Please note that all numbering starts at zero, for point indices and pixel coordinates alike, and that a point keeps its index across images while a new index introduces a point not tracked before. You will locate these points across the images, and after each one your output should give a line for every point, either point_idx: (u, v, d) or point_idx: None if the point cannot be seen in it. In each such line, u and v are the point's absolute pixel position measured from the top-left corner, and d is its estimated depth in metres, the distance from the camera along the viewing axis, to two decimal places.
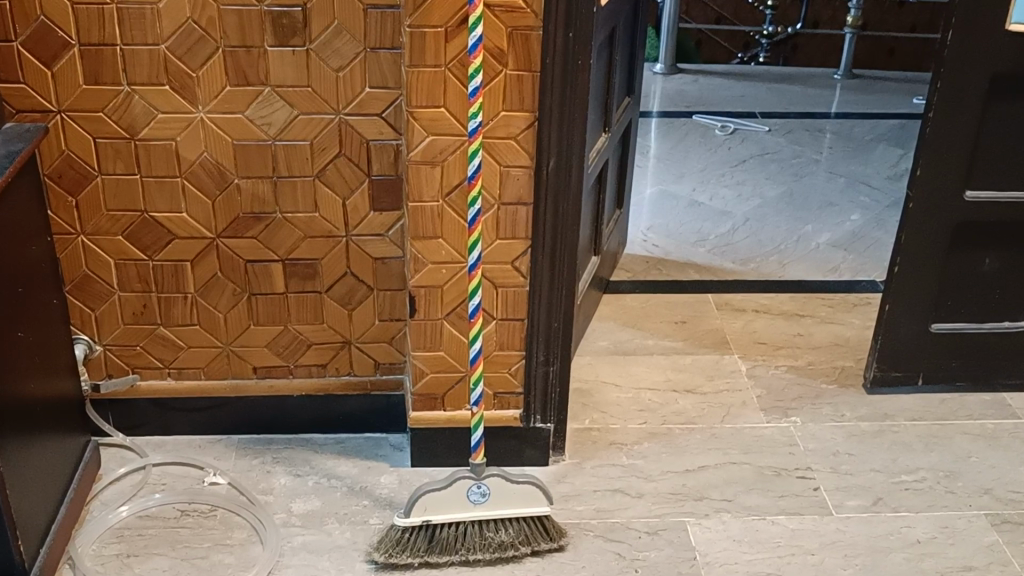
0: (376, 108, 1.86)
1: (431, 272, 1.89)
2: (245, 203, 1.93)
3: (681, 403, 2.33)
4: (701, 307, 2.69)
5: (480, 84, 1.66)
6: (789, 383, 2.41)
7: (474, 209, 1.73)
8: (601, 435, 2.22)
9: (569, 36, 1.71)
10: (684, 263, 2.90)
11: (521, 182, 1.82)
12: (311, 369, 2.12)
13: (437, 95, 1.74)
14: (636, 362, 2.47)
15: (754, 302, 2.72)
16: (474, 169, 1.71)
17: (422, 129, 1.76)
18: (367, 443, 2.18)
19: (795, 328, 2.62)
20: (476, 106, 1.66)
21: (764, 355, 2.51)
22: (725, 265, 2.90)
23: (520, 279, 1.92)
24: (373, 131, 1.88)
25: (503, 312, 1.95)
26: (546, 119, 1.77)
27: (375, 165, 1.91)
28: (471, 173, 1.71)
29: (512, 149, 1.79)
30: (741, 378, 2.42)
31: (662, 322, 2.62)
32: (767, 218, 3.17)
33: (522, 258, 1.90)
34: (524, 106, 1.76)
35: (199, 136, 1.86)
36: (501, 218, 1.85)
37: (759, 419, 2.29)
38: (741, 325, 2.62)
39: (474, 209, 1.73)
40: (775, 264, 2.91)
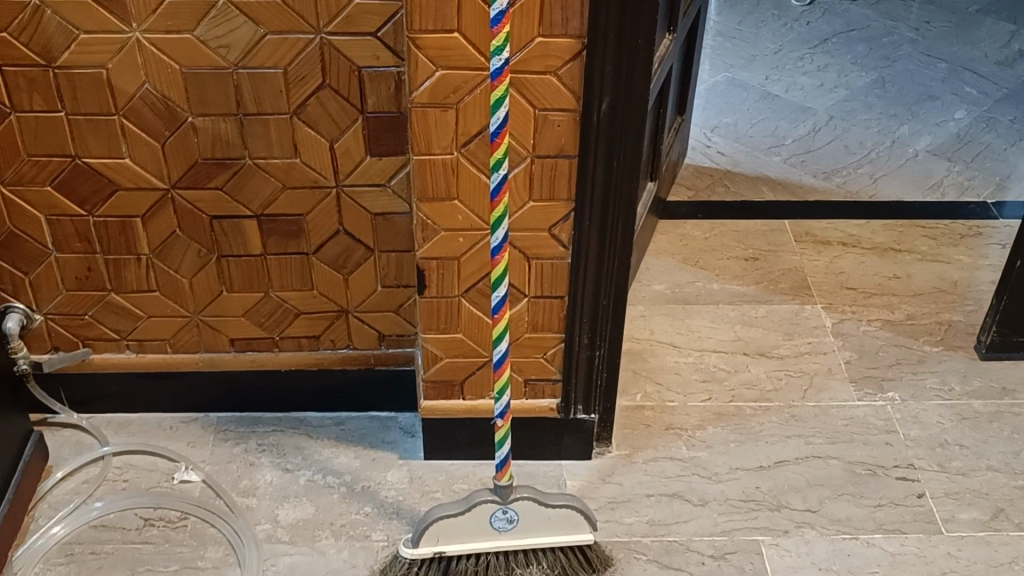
0: (369, 25, 1.39)
1: (444, 241, 1.47)
2: (205, 146, 1.49)
3: (753, 372, 1.92)
4: (777, 238, 2.24)
5: (507, 5, 1.18)
6: (885, 344, 1.98)
7: (498, 175, 1.28)
8: (656, 416, 1.83)
9: None
10: (754, 176, 2.44)
11: (563, 130, 1.37)
12: (301, 341, 1.72)
13: (448, 15, 1.27)
14: (698, 314, 2.05)
15: (840, 231, 2.26)
16: (499, 123, 1.25)
17: (428, 62, 1.30)
18: (372, 424, 1.80)
19: (891, 268, 2.17)
20: (500, 37, 1.19)
21: (853, 307, 2.08)
22: (805, 180, 2.43)
23: (560, 249, 1.49)
24: (367, 55, 1.41)
25: (537, 289, 1.53)
26: (597, 48, 1.30)
27: (370, 99, 1.45)
28: (495, 127, 1.26)
29: (551, 87, 1.33)
30: (827, 338, 2.00)
31: (728, 259, 2.18)
32: (855, 116, 2.67)
33: (562, 224, 1.46)
34: (566, 30, 1.28)
35: (138, 62, 1.41)
36: (535, 174, 1.41)
37: (849, 396, 1.88)
38: (826, 264, 2.18)
39: (499, 176, 1.28)
40: (864, 179, 2.43)
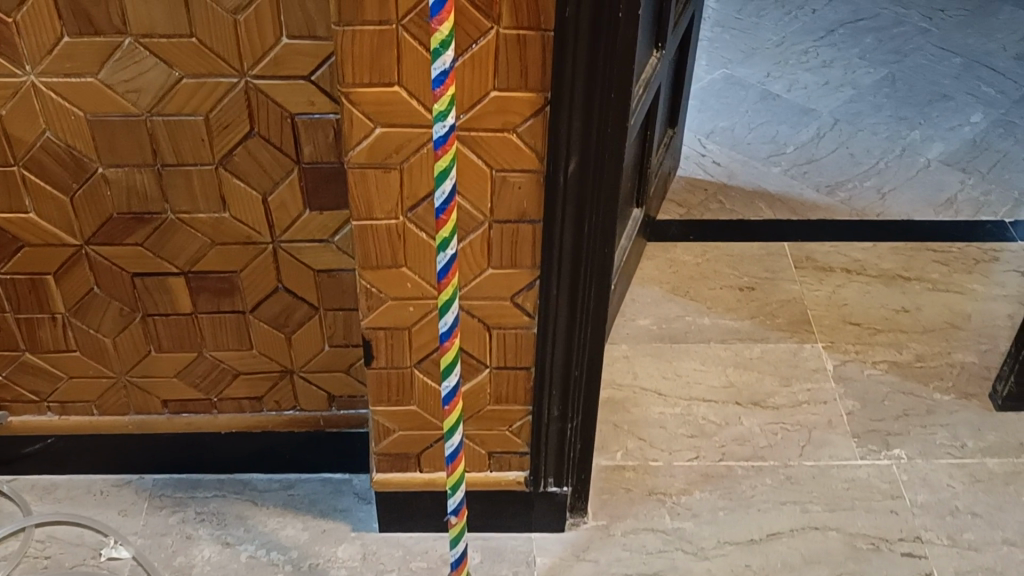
0: (301, 67, 1.19)
1: (391, 310, 1.29)
2: (119, 200, 1.30)
3: (746, 425, 1.75)
4: (775, 264, 2.06)
5: (451, 64, 0.99)
6: (891, 392, 1.81)
7: (445, 255, 1.10)
8: (637, 479, 1.66)
9: None
10: (751, 190, 2.25)
11: (524, 193, 1.18)
12: (242, 403, 1.55)
13: (386, 66, 1.07)
14: (686, 354, 1.87)
15: (844, 256, 2.08)
16: (444, 197, 1.06)
17: (366, 118, 1.11)
18: (323, 488, 1.63)
19: (899, 299, 1.99)
20: (444, 101, 1.01)
21: (857, 345, 1.90)
22: (806, 195, 2.24)
23: (524, 319, 1.31)
24: (301, 101, 1.22)
25: (499, 359, 1.35)
26: (562, 104, 1.11)
27: (307, 148, 1.27)
28: (441, 201, 1.07)
29: (510, 146, 1.14)
30: (828, 383, 1.82)
31: (722, 289, 2.00)
32: (862, 119, 2.47)
33: (526, 292, 1.28)
34: (526, 83, 1.09)
35: (35, 108, 1.22)
36: (493, 239, 1.22)
37: (851, 454, 1.71)
38: (827, 294, 2.00)
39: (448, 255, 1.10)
40: (871, 194, 2.25)
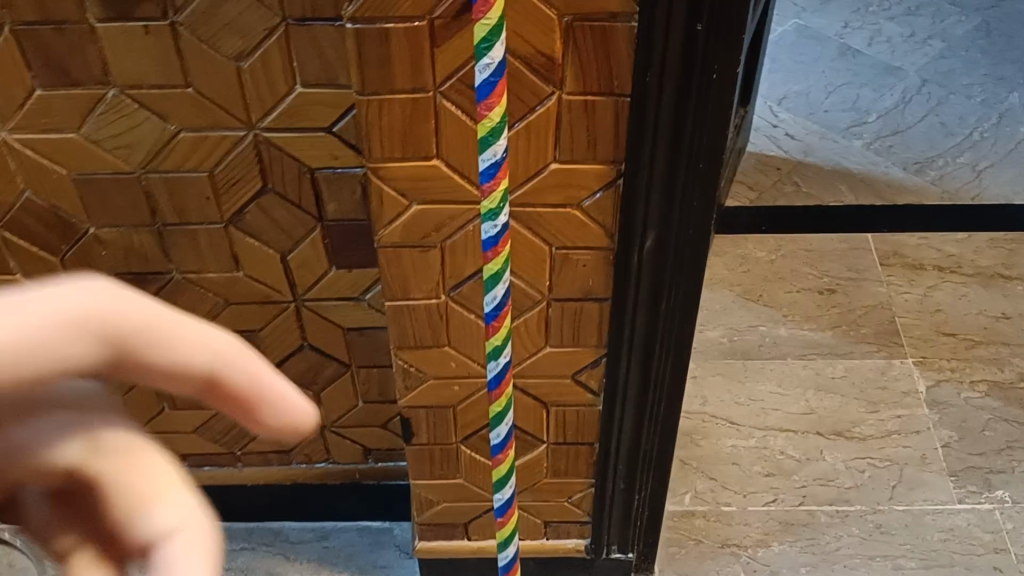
0: (320, 118, 0.99)
1: (434, 389, 1.11)
2: (117, 259, 1.13)
3: (829, 461, 1.57)
4: (858, 261, 1.86)
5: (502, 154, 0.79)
6: (992, 420, 1.61)
7: (498, 364, 0.91)
8: (709, 528, 1.49)
9: (698, 28, 0.79)
10: (829, 170, 2.04)
11: (589, 270, 0.99)
12: (269, 456, 1.39)
13: (422, 138, 0.87)
14: (760, 374, 1.69)
15: (936, 250, 1.87)
16: (496, 302, 0.87)
17: (399, 195, 0.92)
18: (362, 540, 1.48)
19: (1000, 304, 1.78)
20: (493, 198, 0.81)
21: (953, 361, 1.69)
22: (892, 175, 2.02)
23: (588, 396, 1.13)
24: (322, 154, 1.03)
25: (557, 436, 1.18)
26: (639, 175, 0.90)
27: (331, 205, 1.07)
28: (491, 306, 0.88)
29: (573, 222, 0.94)
30: (921, 410, 1.63)
31: (799, 293, 1.81)
32: (953, 79, 2.23)
33: (589, 370, 1.10)
34: (594, 154, 0.89)
35: (11, 166, 1.03)
36: (551, 318, 1.04)
37: (948, 497, 1.52)
38: (919, 298, 1.79)
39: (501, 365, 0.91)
40: (966, 172, 2.02)
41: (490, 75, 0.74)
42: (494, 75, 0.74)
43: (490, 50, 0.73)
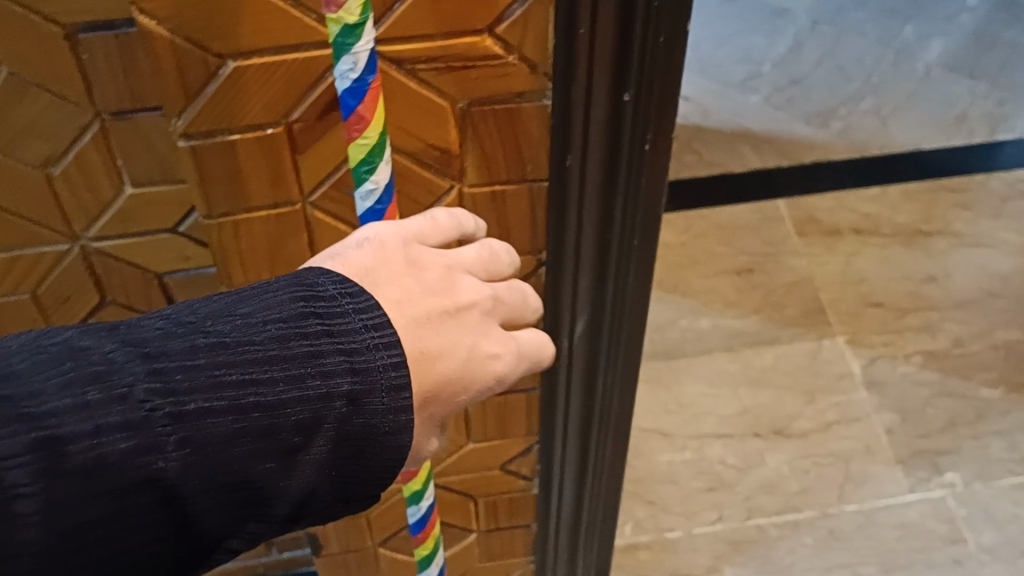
0: (162, 219, 0.80)
1: None
2: None
3: (772, 466, 1.47)
4: (774, 233, 1.74)
5: None
6: (933, 395, 1.53)
7: (420, 507, 0.74)
8: (655, 559, 1.38)
9: (625, 98, 0.63)
10: (731, 132, 1.91)
11: None
12: None
13: (294, 255, 0.70)
14: (688, 375, 1.57)
15: (851, 211, 1.77)
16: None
17: None
18: None
19: (923, 265, 1.69)
20: None
21: (884, 335, 1.61)
22: (796, 130, 1.91)
23: (520, 482, 0.98)
24: (170, 257, 0.83)
25: (489, 523, 1.03)
26: (563, 264, 0.74)
27: None
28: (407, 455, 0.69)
29: None
30: (858, 394, 1.54)
31: (717, 276, 1.69)
32: (845, 17, 2.16)
33: (519, 458, 0.95)
34: (508, 246, 0.73)
35: None
36: (472, 416, 0.88)
37: (899, 488, 1.44)
38: (841, 267, 1.69)
39: (424, 505, 0.74)
40: (871, 120, 1.92)
41: (376, 203, 0.57)
42: (383, 200, 0.57)
43: (373, 172, 0.56)
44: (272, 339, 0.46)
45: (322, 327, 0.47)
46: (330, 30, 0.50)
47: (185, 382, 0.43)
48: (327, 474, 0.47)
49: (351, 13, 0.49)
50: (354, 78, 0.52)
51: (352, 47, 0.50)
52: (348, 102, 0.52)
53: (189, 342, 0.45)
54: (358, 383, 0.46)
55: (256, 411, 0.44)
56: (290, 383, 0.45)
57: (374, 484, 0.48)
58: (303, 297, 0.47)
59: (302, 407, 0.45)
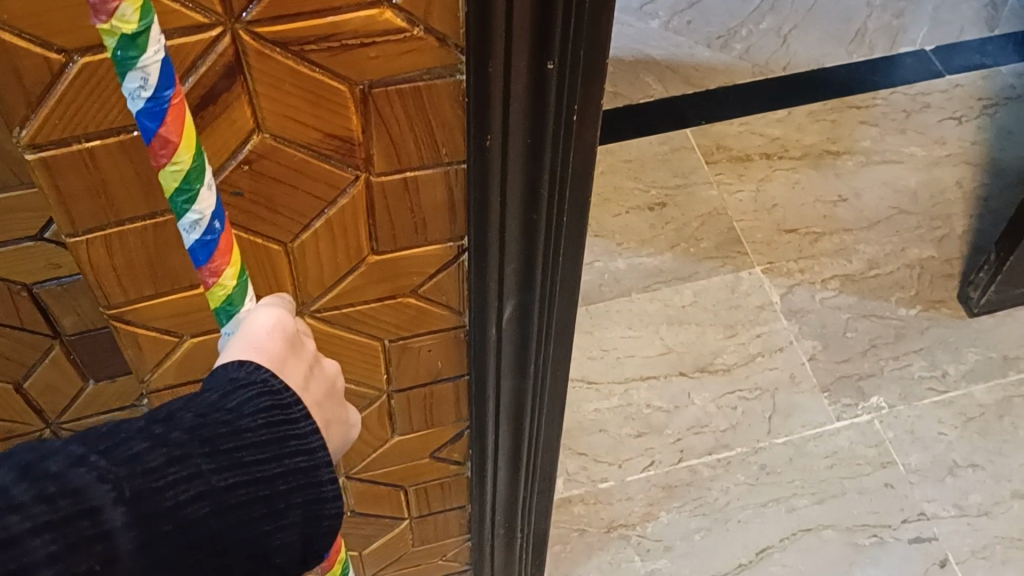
0: (22, 228, 0.70)
1: None
2: None
3: (699, 405, 1.44)
4: (683, 163, 1.70)
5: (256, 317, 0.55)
6: (852, 319, 1.53)
7: None
8: (590, 513, 1.35)
9: (550, 67, 0.55)
10: (631, 59, 1.85)
11: (435, 354, 0.77)
12: None
13: (178, 268, 0.61)
14: (608, 318, 1.53)
15: (759, 135, 1.74)
16: None
17: (163, 334, 0.66)
18: None
19: (834, 185, 1.67)
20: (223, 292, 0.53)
21: (800, 261, 1.59)
22: (697, 54, 1.86)
23: (451, 466, 0.93)
24: (39, 266, 0.74)
25: (421, 509, 0.98)
26: (485, 252, 0.67)
27: (67, 318, 0.80)
28: None
29: (406, 311, 0.71)
30: (779, 323, 1.52)
31: (629, 213, 1.64)
32: None
33: (449, 443, 0.89)
34: (424, 235, 0.65)
35: None
36: (396, 409, 0.81)
37: (826, 416, 1.43)
38: (753, 194, 1.66)
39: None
40: (771, 39, 1.88)
41: (204, 234, 0.50)
42: (208, 238, 0.50)
43: (194, 201, 0.49)
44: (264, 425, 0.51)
45: (288, 413, 0.52)
46: (104, 43, 0.42)
47: (214, 463, 0.48)
48: (303, 534, 0.52)
49: (127, 21, 0.41)
50: (148, 97, 0.44)
51: (137, 60, 0.43)
52: (146, 125, 0.45)
53: (205, 430, 0.48)
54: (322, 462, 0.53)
55: (261, 484, 0.50)
56: (278, 459, 0.50)
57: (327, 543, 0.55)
58: (270, 393, 0.51)
59: (285, 480, 0.51)
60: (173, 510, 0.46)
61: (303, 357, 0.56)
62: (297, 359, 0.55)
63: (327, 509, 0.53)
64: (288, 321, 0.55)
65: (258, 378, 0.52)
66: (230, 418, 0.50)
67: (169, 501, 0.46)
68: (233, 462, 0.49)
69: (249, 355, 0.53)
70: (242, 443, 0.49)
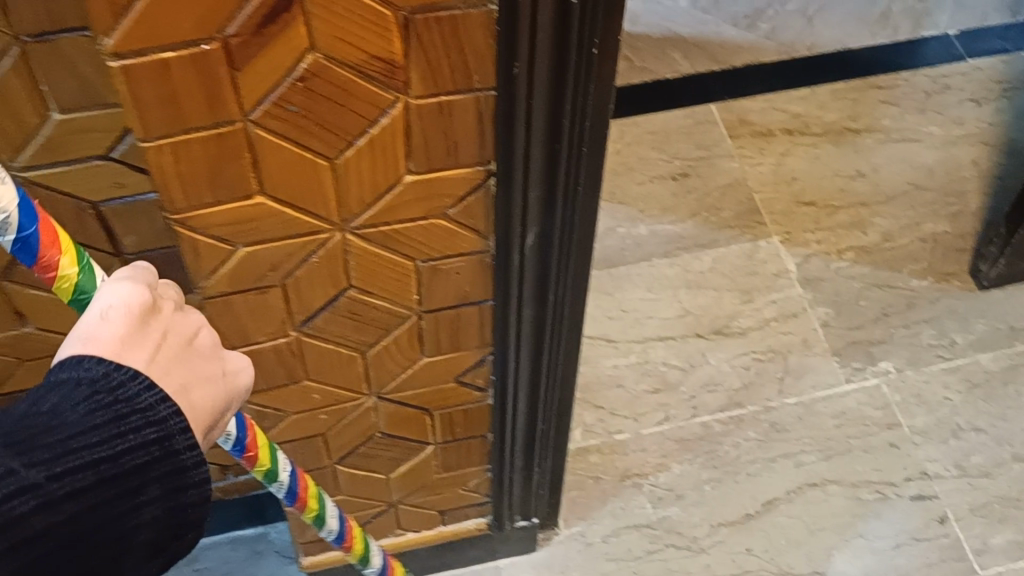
0: (92, 146, 0.78)
1: (297, 422, 0.95)
2: None
3: (713, 365, 1.51)
4: (707, 136, 1.76)
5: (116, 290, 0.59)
6: (865, 288, 1.58)
7: (282, 481, 0.76)
8: (606, 462, 1.42)
9: (574, 2, 0.61)
10: (659, 37, 1.91)
11: (463, 277, 0.84)
12: None
13: (236, 178, 0.69)
14: (629, 280, 1.59)
15: (782, 111, 1.79)
16: (234, 438, 0.69)
17: (219, 242, 0.73)
18: (237, 554, 1.36)
19: (852, 161, 1.73)
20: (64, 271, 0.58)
21: (816, 232, 1.64)
22: (724, 33, 1.91)
23: (474, 393, 0.99)
24: (104, 185, 0.82)
25: (446, 435, 1.05)
26: (511, 177, 0.74)
27: (127, 237, 0.88)
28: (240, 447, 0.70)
29: (437, 233, 0.78)
30: (794, 290, 1.58)
31: (653, 182, 1.70)
32: None
33: (473, 369, 0.96)
34: (456, 158, 0.72)
35: None
36: (426, 330, 0.88)
37: (835, 379, 1.49)
38: (773, 167, 1.72)
39: (284, 476, 0.76)
40: (797, 20, 1.94)
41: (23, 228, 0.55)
42: (24, 236, 0.55)
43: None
44: (103, 415, 0.54)
45: (123, 396, 0.55)
46: None
47: (54, 461, 0.51)
48: (167, 508, 0.56)
49: None
50: None
51: None
52: None
53: (34, 432, 0.51)
54: (171, 432, 0.56)
55: (105, 463, 0.53)
56: (125, 436, 0.54)
57: (198, 507, 0.59)
58: (103, 386, 0.54)
59: (133, 458, 0.54)
60: (41, 509, 0.50)
61: (149, 332, 0.59)
62: (144, 334, 0.58)
63: (190, 478, 0.57)
64: (128, 300, 0.58)
65: (88, 373, 0.55)
66: (57, 421, 0.52)
67: (20, 506, 0.49)
68: (73, 456, 0.52)
69: (80, 349, 0.56)
70: (74, 435, 0.52)
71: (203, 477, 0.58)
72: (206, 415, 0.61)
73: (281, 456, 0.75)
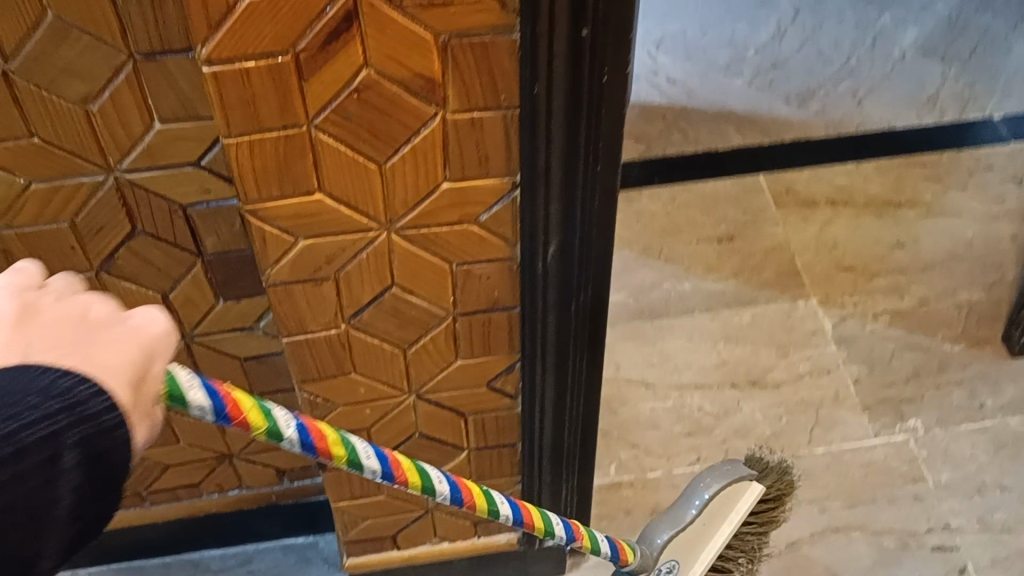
0: (186, 154, 0.93)
1: (344, 415, 1.07)
2: None
3: (746, 413, 1.58)
4: (753, 203, 1.86)
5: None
6: (898, 349, 1.65)
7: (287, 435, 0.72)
8: (638, 496, 1.49)
9: (584, 30, 0.74)
10: (713, 112, 2.03)
11: (493, 282, 0.95)
12: (177, 491, 1.34)
13: (299, 175, 0.82)
14: (670, 332, 1.69)
15: (827, 183, 1.89)
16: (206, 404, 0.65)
17: (282, 233, 0.86)
18: (288, 560, 1.47)
19: (893, 232, 1.81)
20: None
21: (853, 296, 1.72)
22: (776, 110, 2.03)
23: (504, 400, 1.10)
24: (193, 190, 0.96)
25: (479, 441, 1.15)
26: (535, 188, 0.85)
27: (209, 239, 1.02)
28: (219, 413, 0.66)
29: (470, 238, 0.90)
30: (828, 348, 1.66)
31: (699, 243, 1.80)
32: (825, 3, 2.28)
33: (504, 376, 1.07)
34: (486, 168, 0.84)
35: None
36: (460, 333, 1.00)
37: (863, 432, 1.55)
38: (815, 234, 1.81)
39: (290, 429, 0.72)
40: (846, 100, 2.05)
41: None
42: None
43: None
44: None
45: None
46: None
47: None
48: (89, 474, 0.49)
49: None
50: None
51: None
52: None
53: None
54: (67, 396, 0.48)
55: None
56: (9, 418, 0.46)
57: (123, 463, 0.51)
58: None
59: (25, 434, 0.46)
60: None
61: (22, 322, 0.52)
62: (23, 328, 0.52)
63: (111, 438, 0.49)
64: None
65: None
66: None
67: None
68: None
69: None
70: None
71: (121, 433, 0.50)
72: (128, 372, 0.53)
73: (277, 410, 0.72)
